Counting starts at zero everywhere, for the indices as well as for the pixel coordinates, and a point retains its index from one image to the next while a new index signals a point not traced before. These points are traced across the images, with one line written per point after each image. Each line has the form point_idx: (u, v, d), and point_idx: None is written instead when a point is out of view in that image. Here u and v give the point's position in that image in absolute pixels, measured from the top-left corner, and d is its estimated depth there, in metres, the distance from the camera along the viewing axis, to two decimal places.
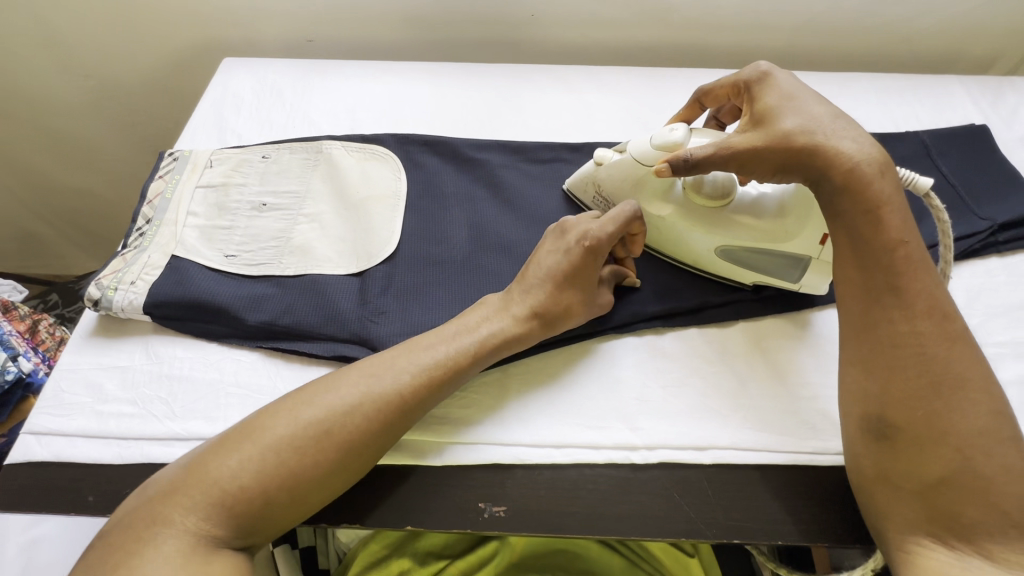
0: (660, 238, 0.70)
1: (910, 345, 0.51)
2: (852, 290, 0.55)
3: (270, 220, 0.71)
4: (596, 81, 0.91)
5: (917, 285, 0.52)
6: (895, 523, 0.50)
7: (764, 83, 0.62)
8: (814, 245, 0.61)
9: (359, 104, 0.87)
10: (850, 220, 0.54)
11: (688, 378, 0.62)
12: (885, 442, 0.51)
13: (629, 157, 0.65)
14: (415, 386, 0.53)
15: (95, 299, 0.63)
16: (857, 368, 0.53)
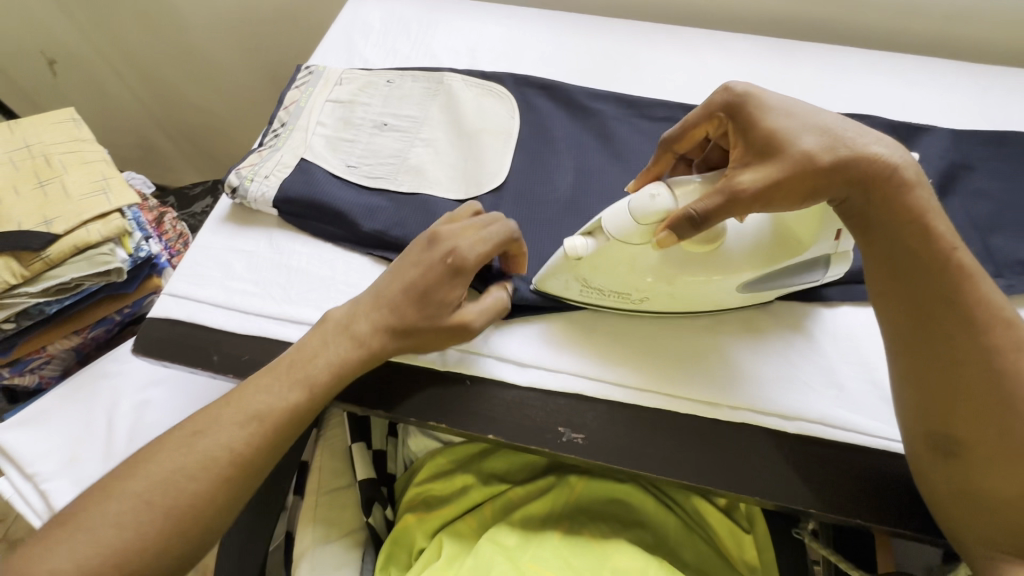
0: (671, 302, 0.60)
1: (974, 359, 0.46)
2: (905, 309, 0.49)
3: (388, 140, 0.75)
4: (719, 47, 0.88)
5: (976, 293, 0.48)
6: (975, 537, 0.46)
7: (754, 102, 0.52)
8: (830, 242, 0.57)
9: (480, 44, 0.88)
10: (895, 233, 0.49)
11: (784, 351, 0.61)
12: (951, 459, 0.47)
13: (607, 237, 0.54)
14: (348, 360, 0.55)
15: (233, 186, 0.70)
16: (912, 387, 0.49)
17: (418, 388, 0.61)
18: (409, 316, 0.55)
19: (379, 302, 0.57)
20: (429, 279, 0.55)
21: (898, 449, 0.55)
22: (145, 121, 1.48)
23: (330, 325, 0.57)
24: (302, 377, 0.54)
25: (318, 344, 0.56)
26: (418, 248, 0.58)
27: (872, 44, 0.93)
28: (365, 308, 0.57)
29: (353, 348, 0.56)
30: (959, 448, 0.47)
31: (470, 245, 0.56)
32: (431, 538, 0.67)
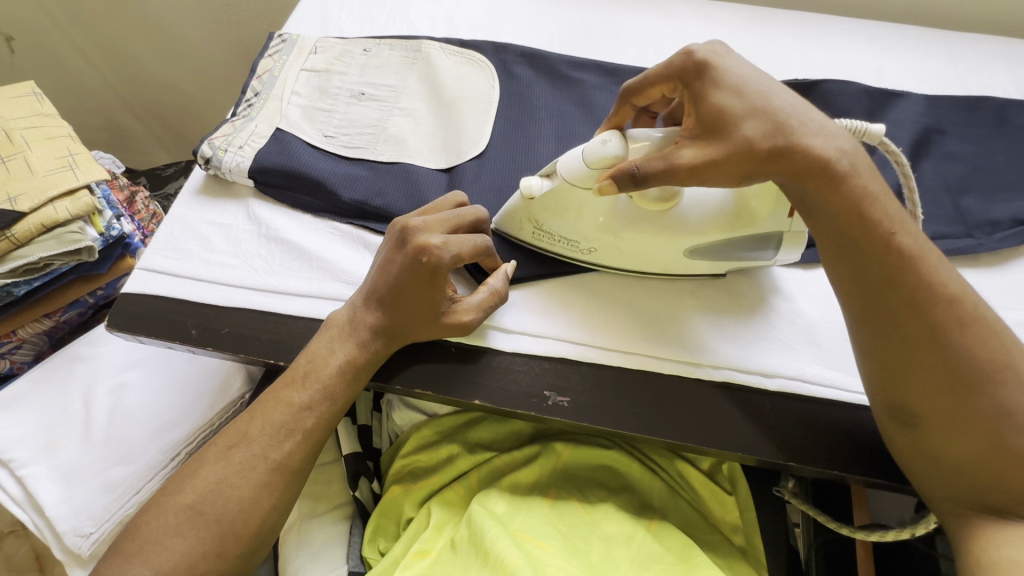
0: (618, 256, 0.61)
1: (925, 339, 0.47)
2: (856, 292, 0.50)
3: (367, 109, 0.74)
4: (698, 14, 0.88)
5: (923, 272, 0.47)
6: (938, 495, 0.48)
7: (710, 73, 0.50)
8: (784, 220, 0.56)
9: (458, 12, 0.87)
10: (835, 217, 0.49)
11: (762, 312, 0.62)
12: (910, 427, 0.48)
13: (562, 180, 0.56)
14: (355, 365, 0.56)
15: (206, 157, 0.67)
16: (869, 363, 0.50)
17: (404, 357, 0.60)
18: (393, 319, 0.56)
19: (369, 303, 0.57)
20: (410, 281, 0.55)
21: None
22: (112, 101, 1.43)
23: (331, 328, 0.57)
24: (304, 387, 0.54)
25: (324, 346, 0.56)
26: (391, 247, 0.57)
27: (849, 12, 0.93)
28: (359, 309, 0.57)
29: (357, 350, 0.56)
30: (917, 419, 0.48)
31: (450, 243, 0.55)
32: (419, 508, 0.67)
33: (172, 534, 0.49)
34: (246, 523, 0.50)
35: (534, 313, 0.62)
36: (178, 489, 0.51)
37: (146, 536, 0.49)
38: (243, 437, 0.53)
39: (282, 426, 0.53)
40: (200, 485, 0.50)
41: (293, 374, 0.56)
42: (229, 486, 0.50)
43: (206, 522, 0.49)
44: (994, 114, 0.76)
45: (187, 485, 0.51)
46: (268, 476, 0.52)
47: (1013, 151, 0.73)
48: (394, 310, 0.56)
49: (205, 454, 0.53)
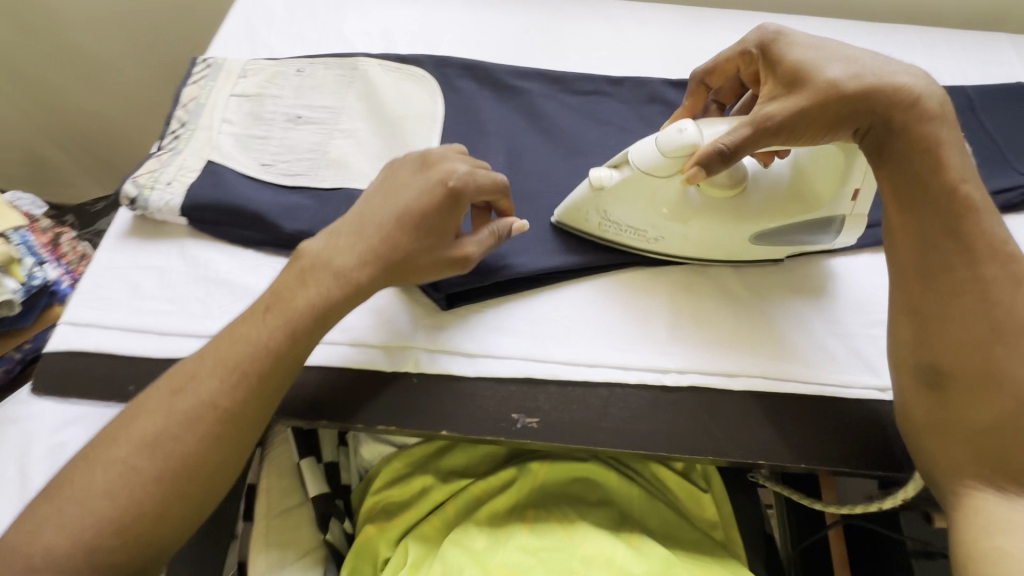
0: (686, 245, 0.62)
1: (968, 293, 0.48)
2: (908, 239, 0.51)
3: (305, 134, 0.70)
4: (636, 16, 0.89)
5: (977, 227, 0.49)
6: (945, 464, 0.48)
7: (784, 39, 0.56)
8: (848, 203, 0.59)
9: (395, 26, 0.84)
10: (908, 166, 0.50)
11: (720, 311, 0.62)
12: (937, 389, 0.49)
13: (632, 170, 0.56)
14: (334, 299, 0.51)
15: (131, 197, 0.62)
16: (907, 316, 0.51)
17: (363, 392, 0.57)
18: (393, 239, 0.53)
19: (364, 227, 0.53)
20: (423, 205, 0.54)
21: (833, 392, 0.58)
22: (30, 133, 1.32)
23: (298, 260, 0.53)
24: (286, 317, 0.50)
25: (291, 279, 0.51)
26: (412, 170, 0.56)
27: (780, 9, 0.96)
28: (350, 227, 0.54)
29: (331, 283, 0.51)
30: (945, 379, 0.48)
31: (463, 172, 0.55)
32: (395, 546, 0.65)
33: (98, 491, 0.44)
34: (187, 472, 0.46)
35: (493, 332, 0.60)
36: (108, 441, 0.46)
37: (77, 485, 0.45)
38: (183, 383, 0.48)
39: (238, 368, 0.48)
40: (132, 437, 0.46)
41: (261, 304, 0.51)
42: (171, 435, 0.46)
43: (141, 471, 0.45)
44: None
45: (122, 436, 0.46)
46: (214, 422, 0.47)
47: None
48: (400, 228, 0.53)
49: (143, 398, 0.48)
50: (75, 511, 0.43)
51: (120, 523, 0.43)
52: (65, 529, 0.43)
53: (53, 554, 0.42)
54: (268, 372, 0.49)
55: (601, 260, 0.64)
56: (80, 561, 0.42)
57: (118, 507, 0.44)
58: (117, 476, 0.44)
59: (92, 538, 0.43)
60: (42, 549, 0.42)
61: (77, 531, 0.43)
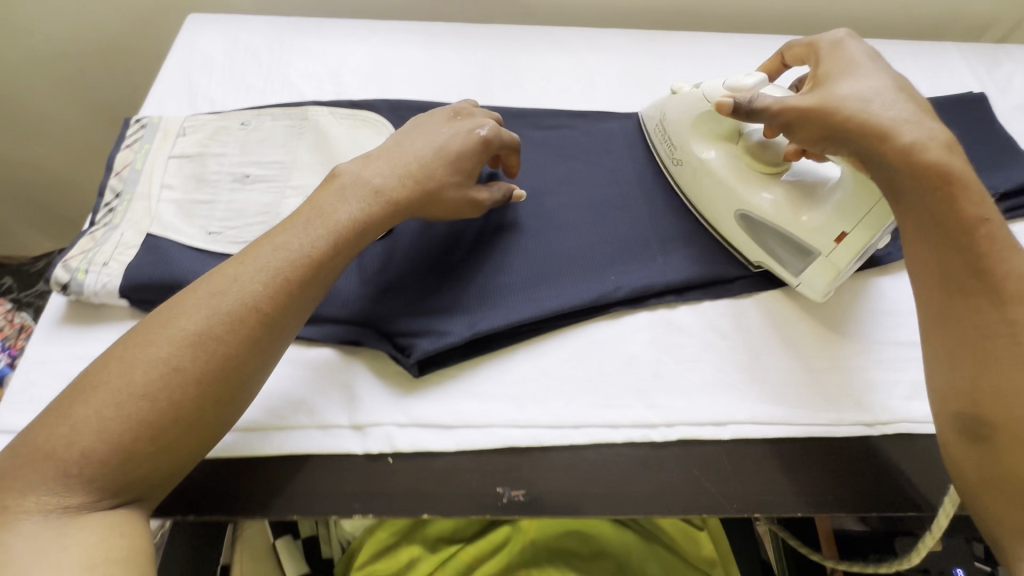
0: (693, 185, 0.68)
1: (1003, 331, 0.45)
2: (931, 279, 0.49)
3: (255, 194, 0.66)
4: (594, 43, 0.88)
5: (1003, 265, 0.46)
6: (1011, 529, 0.42)
7: (848, 45, 0.60)
8: (831, 241, 0.59)
9: (345, 68, 0.81)
10: (922, 208, 0.49)
11: (703, 354, 0.61)
12: (983, 442, 0.44)
13: (701, 93, 0.65)
14: (368, 219, 0.54)
15: (63, 283, 0.57)
16: (940, 359, 0.48)
17: (335, 480, 0.53)
18: (423, 168, 0.59)
19: (403, 155, 0.59)
20: (457, 147, 0.61)
21: (821, 433, 0.57)
22: None
23: (339, 177, 0.56)
24: (322, 229, 0.52)
25: (333, 196, 0.55)
26: (453, 120, 0.64)
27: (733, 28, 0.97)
28: (389, 155, 0.59)
29: (367, 202, 0.55)
30: (989, 430, 0.44)
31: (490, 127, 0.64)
32: None
33: (135, 391, 0.43)
34: (224, 380, 0.46)
35: (471, 398, 0.56)
36: (142, 337, 0.45)
37: (102, 383, 0.43)
38: (224, 287, 0.48)
39: (274, 277, 0.49)
40: (172, 333, 0.45)
41: (297, 222, 0.53)
42: (203, 332, 0.46)
43: (182, 369, 0.44)
44: None
45: (158, 337, 0.45)
46: (254, 324, 0.48)
47: None
48: (434, 164, 0.59)
49: (177, 300, 0.48)
50: (108, 413, 0.42)
51: (153, 430, 0.43)
52: (94, 422, 0.42)
53: (79, 463, 0.41)
54: (303, 291, 0.50)
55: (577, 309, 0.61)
56: (109, 461, 0.41)
57: (155, 410, 0.43)
58: (156, 371, 0.44)
59: (126, 437, 0.42)
60: (77, 454, 0.41)
61: (113, 431, 0.42)
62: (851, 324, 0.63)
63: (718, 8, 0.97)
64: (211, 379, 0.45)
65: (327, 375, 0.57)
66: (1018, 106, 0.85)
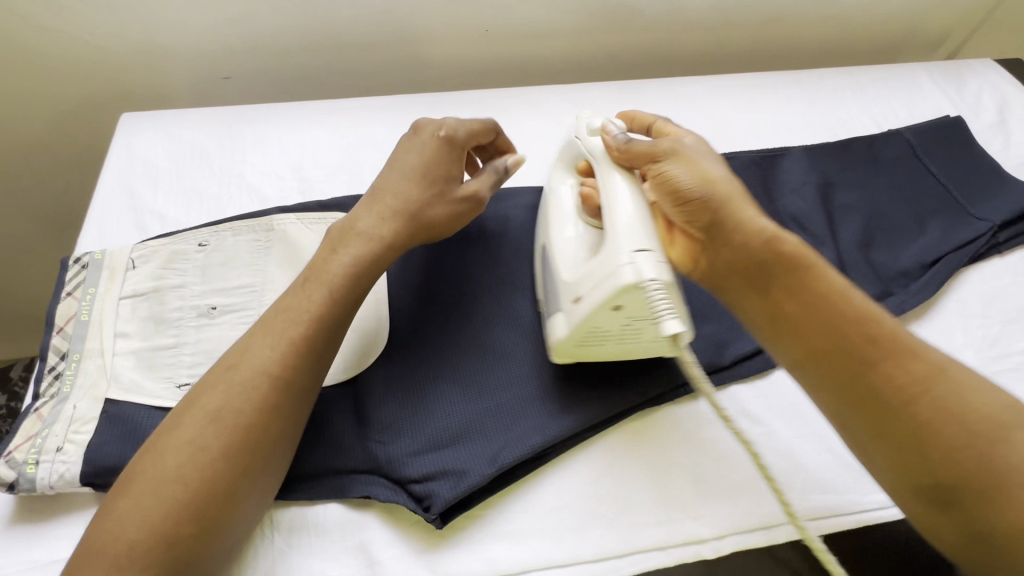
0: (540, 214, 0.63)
1: (900, 395, 0.43)
2: (823, 361, 0.47)
3: (226, 329, 0.59)
4: (568, 100, 0.84)
5: (884, 323, 0.46)
6: None
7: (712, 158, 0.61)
8: (571, 303, 0.51)
9: (307, 159, 0.74)
10: (800, 288, 0.48)
11: (739, 447, 0.57)
12: (947, 510, 0.42)
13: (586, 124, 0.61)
14: (369, 260, 0.53)
15: (8, 481, 0.48)
16: (869, 441, 0.45)
17: None
18: (401, 195, 0.56)
19: (381, 194, 0.57)
20: (425, 163, 0.58)
21: (879, 520, 0.54)
22: None
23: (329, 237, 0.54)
24: (321, 282, 0.52)
25: (324, 251, 0.54)
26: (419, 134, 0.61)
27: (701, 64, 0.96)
28: (368, 191, 0.58)
29: (361, 243, 0.54)
30: (955, 499, 0.41)
31: (455, 125, 0.60)
32: None
33: (171, 477, 0.43)
34: (253, 451, 0.45)
35: (505, 539, 0.51)
36: (170, 423, 0.46)
37: (140, 473, 0.44)
38: (233, 360, 0.48)
39: (283, 341, 0.48)
40: (196, 412, 0.45)
41: (292, 283, 0.53)
42: (225, 406, 0.46)
43: (211, 447, 0.44)
44: (866, 152, 0.80)
45: (185, 418, 0.45)
46: (269, 388, 0.47)
47: (891, 189, 0.76)
48: (410, 187, 0.57)
49: (198, 382, 0.48)
50: (148, 505, 0.42)
51: (193, 510, 0.42)
52: (137, 512, 0.42)
53: (126, 556, 0.40)
54: (310, 348, 0.49)
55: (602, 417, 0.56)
56: (154, 550, 0.41)
57: (191, 490, 0.43)
58: (187, 452, 0.44)
59: (168, 528, 0.41)
60: (125, 545, 0.40)
61: (154, 517, 0.42)
62: None
63: (685, 48, 0.95)
64: (238, 449, 0.45)
65: (339, 537, 0.51)
66: (992, 123, 0.85)
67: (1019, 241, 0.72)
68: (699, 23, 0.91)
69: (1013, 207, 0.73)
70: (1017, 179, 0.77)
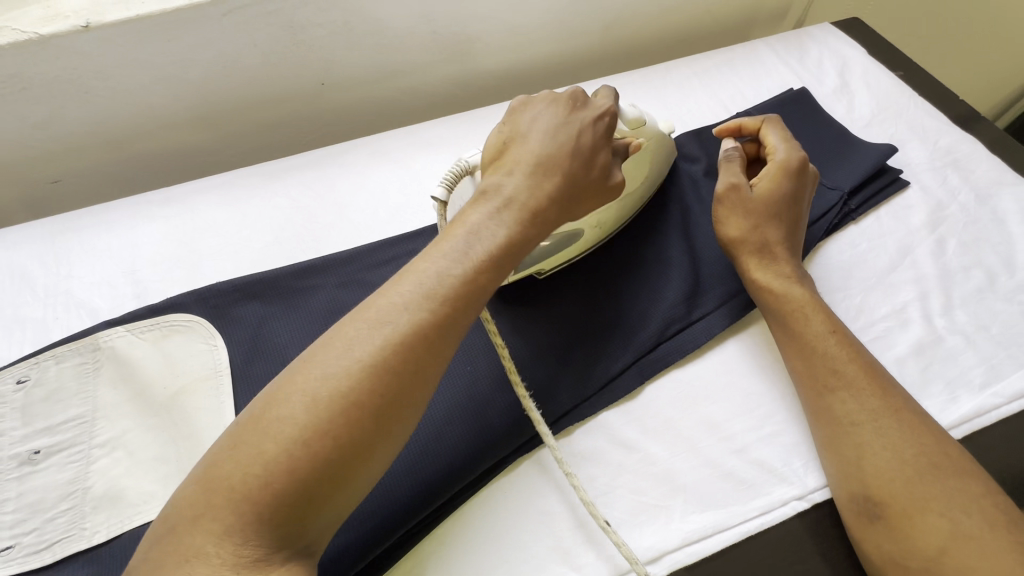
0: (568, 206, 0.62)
1: (855, 425, 0.53)
2: (807, 385, 0.57)
3: (54, 472, 0.54)
4: (414, 141, 0.81)
5: (857, 364, 0.56)
6: None
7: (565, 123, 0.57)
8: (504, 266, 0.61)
9: (140, 258, 0.69)
10: (796, 334, 0.59)
11: (615, 481, 0.55)
12: (877, 520, 0.50)
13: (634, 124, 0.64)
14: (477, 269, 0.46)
15: None
16: (830, 451, 0.54)
17: None
18: (576, 167, 0.53)
19: (555, 157, 0.53)
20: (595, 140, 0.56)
21: (759, 527, 0.53)
22: None
23: (488, 198, 0.50)
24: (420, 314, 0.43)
25: (488, 218, 0.48)
26: (576, 105, 0.57)
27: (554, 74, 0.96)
28: (553, 148, 0.53)
29: (508, 217, 0.49)
30: (881, 511, 0.50)
31: (604, 104, 0.59)
32: None
33: (276, 453, 0.38)
34: (328, 488, 0.39)
35: None
36: (309, 365, 0.41)
37: (283, 417, 0.39)
38: (388, 310, 0.43)
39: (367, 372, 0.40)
40: (349, 360, 0.40)
41: (452, 242, 0.47)
42: (338, 410, 0.39)
43: (362, 405, 0.40)
44: None
45: (294, 395, 0.40)
46: (426, 351, 0.42)
47: None
48: (583, 161, 0.54)
49: (341, 327, 0.42)
50: (256, 473, 0.38)
51: (285, 498, 0.38)
52: (242, 478, 0.38)
53: (256, 511, 0.37)
54: (443, 346, 0.44)
55: (449, 487, 0.53)
56: (298, 505, 0.38)
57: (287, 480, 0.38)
58: (292, 441, 0.38)
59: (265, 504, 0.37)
60: (273, 496, 0.37)
61: (301, 469, 0.38)
62: (750, 386, 0.61)
63: (535, 61, 0.93)
64: (334, 463, 0.39)
65: None
66: (836, 88, 0.86)
67: (870, 205, 0.73)
68: (541, 35, 0.89)
69: (861, 171, 0.74)
70: (864, 141, 0.78)
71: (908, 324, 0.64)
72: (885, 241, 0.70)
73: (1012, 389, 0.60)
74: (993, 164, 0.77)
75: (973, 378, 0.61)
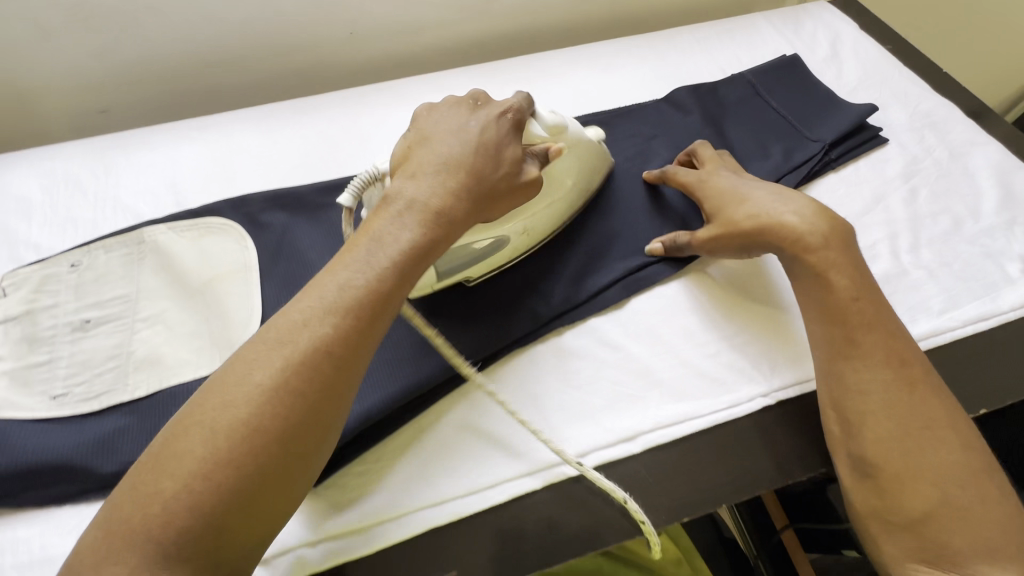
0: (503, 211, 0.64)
1: (864, 391, 0.54)
2: (822, 347, 0.57)
3: (102, 338, 0.61)
4: (433, 87, 0.88)
5: (875, 335, 0.55)
6: (894, 550, 0.51)
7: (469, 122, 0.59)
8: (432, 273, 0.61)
9: (180, 173, 0.77)
10: (817, 296, 0.58)
11: (599, 373, 0.61)
12: (869, 480, 0.52)
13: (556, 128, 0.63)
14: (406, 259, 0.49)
15: None
16: (835, 411, 0.56)
17: None
18: (475, 166, 0.54)
19: (451, 159, 0.54)
20: (495, 137, 0.56)
21: (726, 416, 0.59)
22: None
23: (391, 203, 0.51)
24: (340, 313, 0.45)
25: (391, 222, 0.50)
26: (471, 110, 0.59)
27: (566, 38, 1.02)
28: (451, 151, 0.55)
29: (417, 222, 0.50)
30: (875, 472, 0.52)
31: (511, 101, 0.59)
32: None
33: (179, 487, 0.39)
34: (241, 512, 0.41)
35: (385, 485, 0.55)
36: (208, 397, 0.43)
37: (183, 453, 0.40)
38: (349, 272, 0.47)
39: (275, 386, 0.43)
40: (249, 386, 0.42)
41: (357, 251, 0.48)
42: (240, 433, 0.41)
43: (269, 425, 0.42)
44: (711, 96, 0.85)
45: (194, 429, 0.41)
46: (332, 368, 0.44)
47: (736, 125, 0.82)
48: (482, 158, 0.55)
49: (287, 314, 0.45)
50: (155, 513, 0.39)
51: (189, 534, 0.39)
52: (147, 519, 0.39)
53: (164, 545, 0.38)
54: (374, 326, 0.47)
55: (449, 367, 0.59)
56: (210, 534, 0.39)
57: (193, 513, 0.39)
58: (196, 472, 0.40)
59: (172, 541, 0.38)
60: (178, 533, 0.38)
61: (205, 502, 0.40)
62: (726, 303, 0.67)
63: (547, 25, 1.00)
64: (245, 485, 0.41)
65: None
66: (827, 57, 0.92)
67: (849, 157, 0.79)
68: None
69: (843, 125, 0.79)
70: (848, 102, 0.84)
71: (876, 258, 0.70)
72: (861, 188, 0.76)
73: (966, 316, 0.66)
74: (967, 127, 0.83)
75: (932, 305, 0.66)
